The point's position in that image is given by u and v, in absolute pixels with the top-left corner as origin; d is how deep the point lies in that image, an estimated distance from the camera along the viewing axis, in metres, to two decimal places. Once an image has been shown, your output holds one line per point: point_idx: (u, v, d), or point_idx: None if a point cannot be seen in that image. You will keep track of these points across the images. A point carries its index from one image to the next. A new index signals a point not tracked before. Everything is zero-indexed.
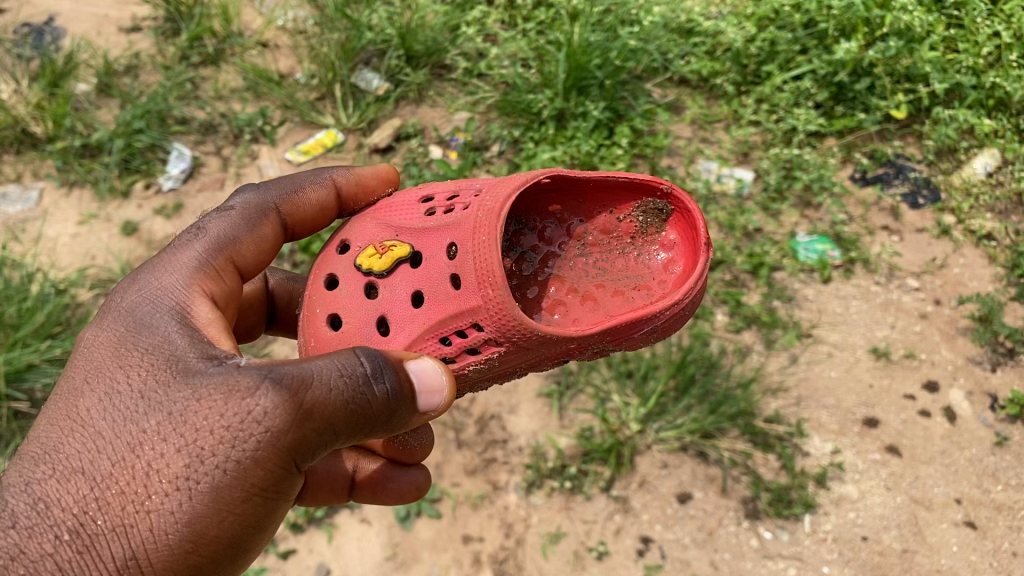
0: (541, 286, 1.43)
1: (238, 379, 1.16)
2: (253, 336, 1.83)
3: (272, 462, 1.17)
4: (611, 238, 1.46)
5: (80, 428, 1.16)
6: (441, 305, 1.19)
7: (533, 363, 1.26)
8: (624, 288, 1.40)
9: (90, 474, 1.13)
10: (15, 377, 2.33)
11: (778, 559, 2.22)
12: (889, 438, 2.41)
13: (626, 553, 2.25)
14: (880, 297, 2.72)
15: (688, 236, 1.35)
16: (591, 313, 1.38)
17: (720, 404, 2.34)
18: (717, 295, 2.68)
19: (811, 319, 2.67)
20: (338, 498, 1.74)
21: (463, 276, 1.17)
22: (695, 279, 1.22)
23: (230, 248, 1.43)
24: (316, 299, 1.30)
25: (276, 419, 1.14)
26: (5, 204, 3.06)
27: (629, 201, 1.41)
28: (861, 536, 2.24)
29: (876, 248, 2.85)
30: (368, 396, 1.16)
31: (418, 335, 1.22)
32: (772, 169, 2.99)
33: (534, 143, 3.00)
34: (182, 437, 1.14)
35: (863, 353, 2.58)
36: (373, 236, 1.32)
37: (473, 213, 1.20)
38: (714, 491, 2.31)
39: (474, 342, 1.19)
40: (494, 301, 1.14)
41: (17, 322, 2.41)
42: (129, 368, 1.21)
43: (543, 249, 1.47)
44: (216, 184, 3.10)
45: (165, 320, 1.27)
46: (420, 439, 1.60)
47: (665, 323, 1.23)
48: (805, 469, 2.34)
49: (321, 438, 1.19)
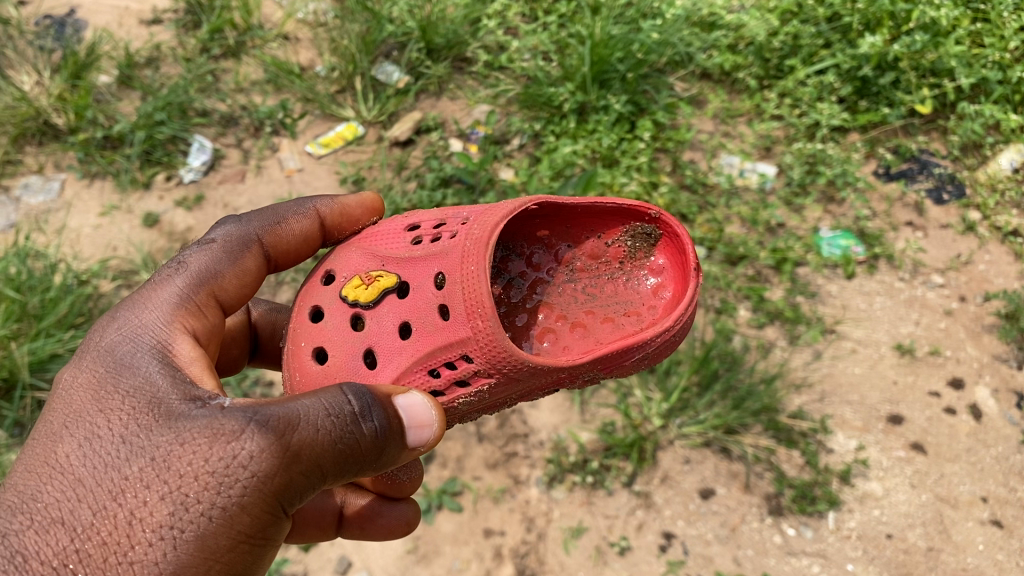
0: (530, 313, 1.40)
1: (223, 422, 1.11)
2: (236, 369, 1.78)
3: (259, 508, 1.11)
4: (600, 263, 1.44)
5: (58, 475, 1.09)
6: (430, 337, 1.18)
7: (523, 392, 1.25)
8: (613, 314, 1.38)
9: (70, 524, 1.05)
10: (38, 367, 2.34)
11: (801, 556, 2.21)
12: (914, 435, 2.38)
13: (649, 549, 2.24)
14: (904, 293, 2.70)
15: (677, 261, 1.34)
16: (581, 341, 1.35)
17: (744, 399, 2.32)
18: (740, 290, 2.66)
19: (835, 315, 2.65)
20: (324, 535, 1.70)
21: (451, 306, 1.16)
22: (687, 304, 1.21)
23: (211, 283, 1.38)
24: (300, 332, 1.27)
25: (264, 463, 1.09)
26: (28, 195, 3.07)
27: (618, 226, 1.40)
28: (886, 534, 2.22)
29: (900, 244, 2.82)
30: (357, 435, 1.12)
31: (407, 368, 1.20)
32: (796, 163, 2.97)
33: (555, 137, 2.98)
34: (166, 484, 1.07)
35: (887, 349, 2.56)
36: (358, 266, 1.30)
37: (460, 242, 1.19)
38: (737, 487, 2.30)
39: (464, 374, 1.18)
40: (484, 332, 1.12)
41: (40, 313, 2.40)
42: (109, 412, 1.15)
43: (532, 274, 1.44)
44: (237, 177, 3.10)
45: (146, 359, 1.22)
46: (409, 474, 1.58)
47: (655, 349, 1.22)
48: (829, 465, 2.31)
49: (308, 481, 1.14)
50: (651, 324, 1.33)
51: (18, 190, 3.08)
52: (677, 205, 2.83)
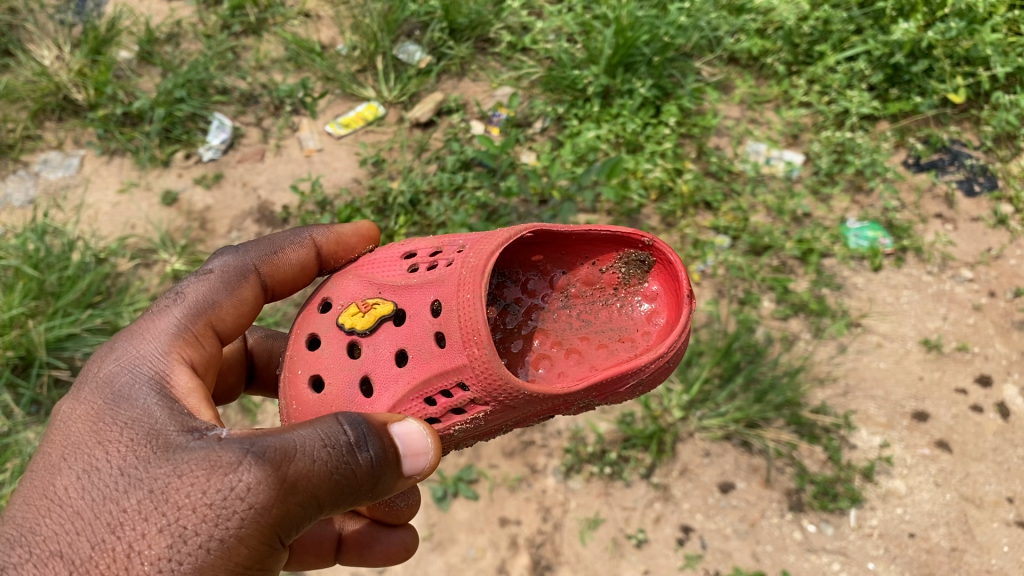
0: (525, 339, 1.37)
1: (220, 454, 1.08)
2: (233, 397, 1.77)
3: (257, 539, 1.08)
4: (594, 289, 1.41)
5: (57, 509, 1.06)
6: (425, 364, 1.14)
7: (519, 419, 1.22)
8: (608, 341, 1.35)
9: (69, 557, 1.02)
10: (55, 345, 2.32)
11: (821, 553, 2.17)
12: (939, 432, 2.34)
13: (666, 542, 2.21)
14: (933, 287, 2.65)
15: (671, 288, 1.31)
16: (576, 367, 1.32)
17: (766, 393, 2.29)
18: (764, 281, 2.61)
19: (861, 308, 2.59)
20: (323, 561, 1.69)
21: (447, 334, 1.12)
22: (681, 329, 1.18)
23: (208, 313, 1.36)
24: (297, 360, 1.24)
25: (261, 494, 1.06)
26: (47, 170, 3.06)
27: (611, 252, 1.37)
28: (908, 533, 2.18)
29: (929, 237, 2.76)
30: (353, 464, 1.09)
31: (403, 396, 1.16)
32: (824, 152, 2.91)
33: (578, 121, 2.93)
34: (164, 516, 1.04)
35: (913, 344, 2.51)
36: (355, 294, 1.27)
37: (457, 270, 1.15)
38: (757, 482, 2.27)
39: (460, 402, 1.15)
40: (480, 360, 1.09)
41: (58, 291, 2.37)
42: (108, 444, 1.12)
43: (527, 301, 1.41)
44: (256, 156, 3.06)
45: (145, 390, 1.20)
46: (408, 499, 1.53)
47: (650, 375, 1.18)
48: (851, 462, 2.27)
49: (305, 511, 1.11)
50: (646, 350, 1.29)
51: (38, 165, 3.06)
52: (702, 193, 2.78)
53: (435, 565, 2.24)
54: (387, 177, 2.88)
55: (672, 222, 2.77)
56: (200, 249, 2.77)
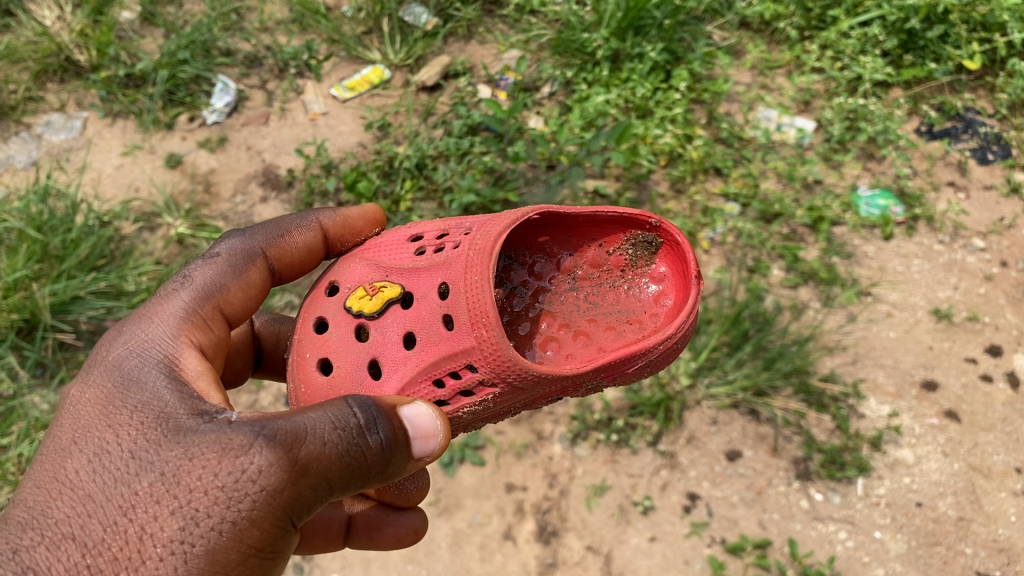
0: (533, 322, 1.35)
1: (231, 437, 1.05)
2: (240, 381, 1.73)
3: (269, 522, 1.05)
4: (601, 272, 1.38)
5: (67, 492, 1.04)
6: (434, 346, 1.13)
7: (527, 402, 1.20)
8: (615, 322, 1.32)
9: (81, 540, 0.99)
10: (60, 309, 2.31)
11: (828, 521, 2.16)
12: (948, 402, 2.32)
13: (672, 509, 2.21)
14: (944, 257, 2.62)
15: (678, 270, 1.29)
16: (583, 349, 1.30)
17: (775, 360, 2.26)
18: (774, 250, 2.59)
19: (871, 277, 2.57)
20: (332, 545, 1.65)
21: (455, 316, 1.11)
22: (689, 311, 1.16)
23: (217, 297, 1.34)
24: (305, 343, 1.22)
25: (273, 476, 1.03)
26: (49, 132, 3.02)
27: (618, 234, 1.34)
28: (916, 503, 2.17)
29: (942, 205, 2.73)
30: (363, 447, 1.07)
31: (412, 378, 1.15)
32: (836, 119, 2.87)
33: (587, 85, 2.89)
34: (176, 498, 1.01)
35: (924, 314, 2.49)
36: (363, 277, 1.25)
37: (464, 253, 1.14)
38: (764, 450, 2.26)
39: (468, 384, 1.13)
40: (488, 342, 1.08)
41: (61, 254, 2.36)
42: (118, 429, 1.10)
43: (533, 284, 1.39)
44: (260, 119, 3.02)
45: (154, 374, 1.17)
46: (413, 482, 1.51)
47: (657, 357, 1.17)
48: (859, 431, 2.26)
49: (317, 494, 1.08)
50: (653, 332, 1.27)
51: (40, 128, 3.03)
52: (712, 159, 2.75)
53: (440, 531, 2.24)
54: (392, 142, 2.84)
55: (681, 189, 2.74)
56: (204, 213, 2.75)
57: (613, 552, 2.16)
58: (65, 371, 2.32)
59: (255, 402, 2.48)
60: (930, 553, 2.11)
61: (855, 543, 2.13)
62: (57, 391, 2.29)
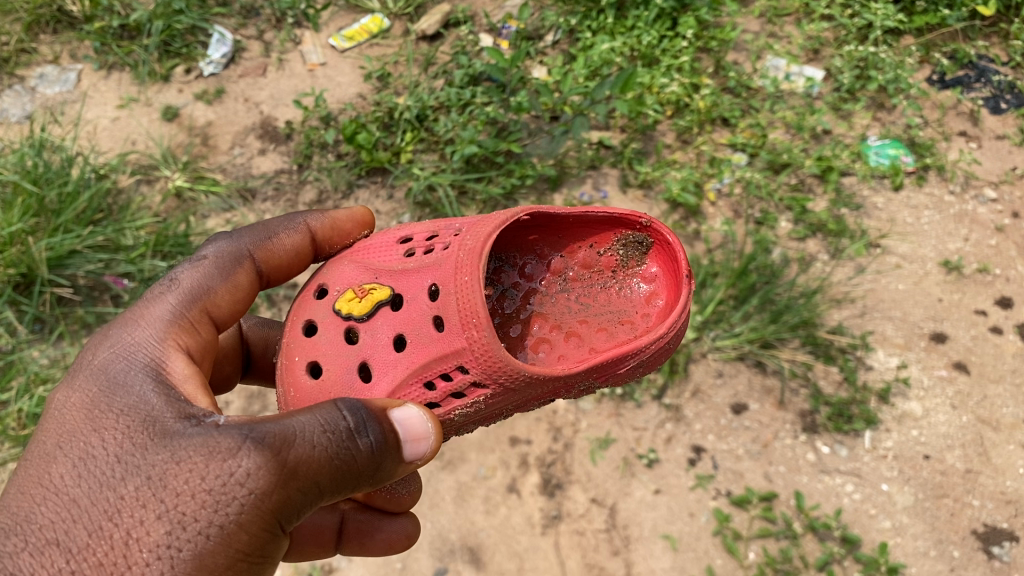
0: (524, 323, 1.30)
1: (218, 440, 1.02)
2: (229, 387, 1.67)
3: (257, 526, 1.02)
4: (592, 272, 1.33)
5: (53, 497, 1.00)
6: (424, 349, 1.08)
7: (519, 404, 1.15)
8: (607, 323, 1.28)
9: (66, 545, 0.96)
10: (58, 264, 2.27)
11: (835, 474, 2.14)
12: (957, 354, 2.29)
13: (677, 462, 2.18)
14: (954, 208, 2.57)
15: (669, 270, 1.23)
16: (575, 351, 1.26)
17: (782, 313, 2.24)
18: (782, 201, 2.55)
19: (880, 229, 2.53)
20: (322, 552, 1.60)
21: (445, 317, 1.06)
22: (680, 310, 1.12)
23: (203, 302, 1.28)
24: (294, 346, 1.17)
25: (261, 479, 1.00)
26: (43, 85, 2.97)
27: (608, 235, 1.28)
28: (923, 455, 2.15)
29: (953, 155, 2.67)
30: (353, 450, 1.03)
31: (403, 380, 1.10)
32: (846, 67, 2.80)
33: (592, 33, 2.82)
34: (162, 503, 0.98)
35: (933, 266, 2.45)
36: (352, 280, 1.20)
37: (453, 253, 1.09)
38: (770, 403, 2.23)
39: (459, 386, 1.08)
40: (479, 343, 1.03)
41: (57, 208, 2.27)
42: (103, 431, 1.06)
43: (524, 286, 1.33)
44: (258, 71, 2.96)
45: (140, 375, 1.13)
46: (408, 486, 1.47)
47: (650, 357, 1.12)
48: (867, 383, 2.24)
49: (305, 498, 1.05)
50: (645, 332, 1.22)
51: (34, 80, 2.97)
52: (719, 108, 2.70)
53: (445, 484, 2.20)
54: (393, 92, 2.78)
55: (688, 139, 2.69)
56: (202, 166, 2.70)
57: (617, 505, 2.13)
58: (65, 326, 2.30)
59: None
60: (937, 505, 2.08)
61: (862, 496, 2.10)
62: (59, 346, 2.29)
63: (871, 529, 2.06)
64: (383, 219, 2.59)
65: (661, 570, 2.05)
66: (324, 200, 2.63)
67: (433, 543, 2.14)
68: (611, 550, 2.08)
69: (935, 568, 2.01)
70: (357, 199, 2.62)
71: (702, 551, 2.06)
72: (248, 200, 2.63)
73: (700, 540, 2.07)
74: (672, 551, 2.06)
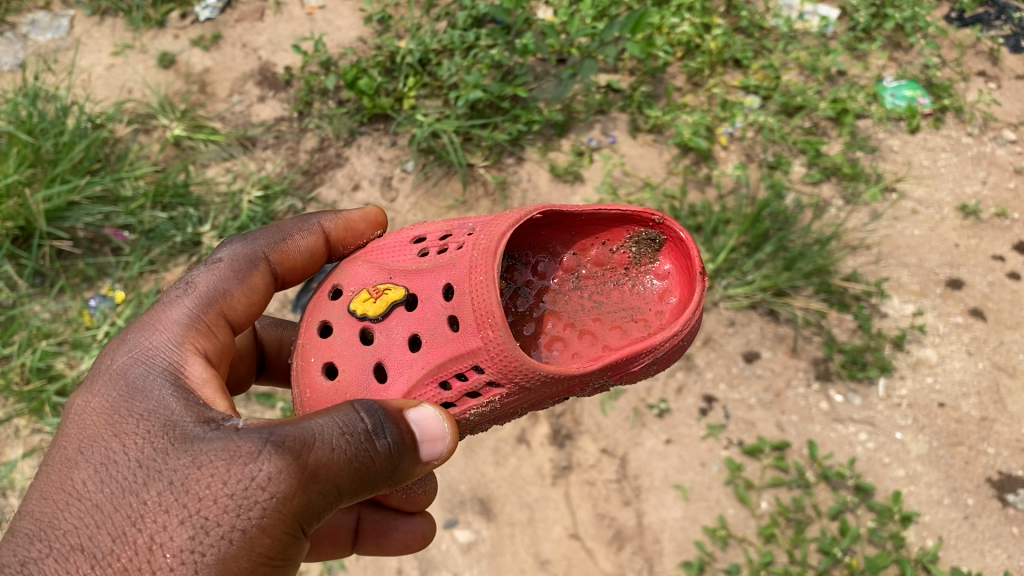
0: (538, 322, 1.24)
1: (239, 443, 0.96)
2: (242, 388, 1.60)
3: (281, 530, 0.95)
4: (605, 270, 1.26)
5: (74, 502, 0.94)
6: (440, 348, 1.03)
7: (535, 403, 1.10)
8: (621, 321, 1.21)
9: (89, 552, 0.90)
10: (56, 216, 2.22)
11: (848, 423, 2.10)
12: (974, 300, 2.25)
13: (688, 412, 2.13)
14: (972, 150, 2.51)
15: (683, 266, 1.17)
16: (589, 348, 1.19)
17: (796, 261, 2.19)
18: (796, 144, 2.48)
19: (896, 172, 2.47)
20: (340, 552, 1.57)
21: (460, 316, 1.01)
22: (694, 307, 1.06)
23: (220, 305, 1.21)
24: (308, 347, 1.12)
25: (283, 484, 0.94)
26: (35, 32, 2.89)
27: (621, 232, 1.22)
28: (938, 403, 2.12)
29: (971, 96, 2.61)
30: (371, 453, 0.97)
31: (418, 381, 1.05)
32: (862, 6, 2.73)
33: None
34: (185, 508, 0.92)
35: (950, 211, 2.40)
36: (366, 280, 1.14)
37: (467, 253, 1.04)
38: (783, 351, 2.20)
39: (475, 385, 1.03)
40: (495, 343, 0.99)
41: (55, 158, 2.22)
42: (122, 435, 1.00)
43: (538, 284, 1.27)
44: (255, 15, 2.88)
45: (156, 377, 1.07)
46: (424, 486, 1.43)
47: (665, 354, 1.07)
48: (881, 331, 2.20)
49: (327, 502, 0.98)
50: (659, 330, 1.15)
51: (25, 27, 2.89)
52: (731, 49, 2.63)
53: None
54: (394, 36, 2.70)
55: (699, 82, 2.62)
56: (200, 114, 2.62)
57: (628, 455, 2.09)
58: (65, 279, 2.25)
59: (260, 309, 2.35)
60: (951, 454, 2.05)
61: (876, 444, 2.07)
62: (59, 299, 2.24)
63: (884, 477, 2.03)
64: (387, 166, 2.52)
65: (672, 519, 2.01)
66: (326, 148, 2.56)
67: (443, 495, 2.08)
68: (622, 500, 2.03)
69: (950, 516, 1.97)
70: (360, 146, 2.56)
71: (713, 501, 2.02)
72: (249, 149, 2.57)
73: (711, 490, 2.03)
74: (684, 501, 2.02)
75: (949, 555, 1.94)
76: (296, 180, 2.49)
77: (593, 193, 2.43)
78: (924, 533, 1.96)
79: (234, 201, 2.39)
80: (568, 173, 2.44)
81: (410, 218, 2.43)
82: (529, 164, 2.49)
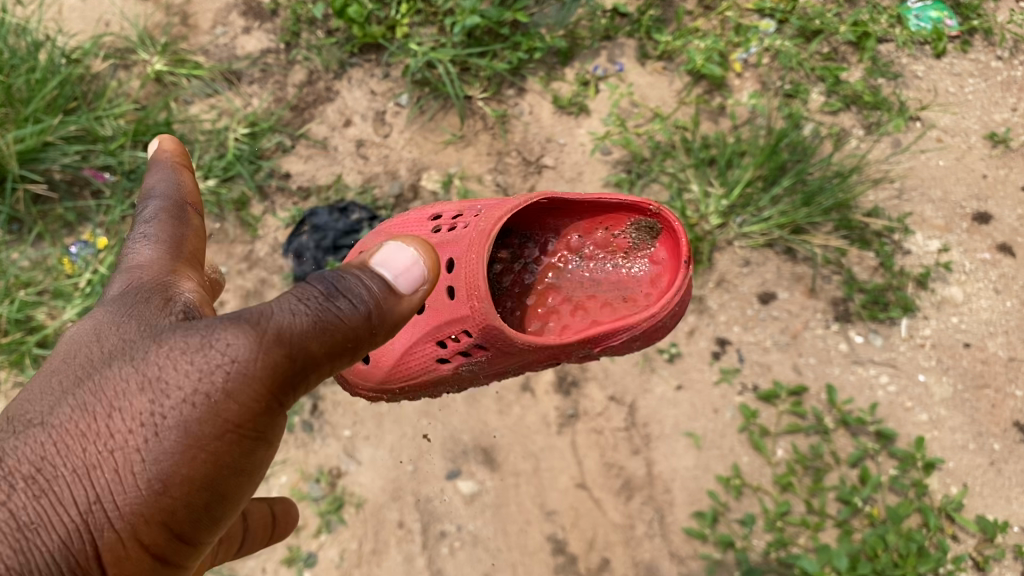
0: (537, 295, 1.45)
1: (197, 324, 0.92)
2: None
3: (248, 394, 0.90)
4: (606, 253, 1.44)
5: (38, 377, 0.91)
6: (439, 311, 1.33)
7: (524, 364, 1.36)
8: (613, 300, 1.41)
9: (47, 421, 0.86)
10: (31, 158, 2.10)
11: (869, 365, 2.00)
12: (1002, 236, 2.13)
13: (700, 356, 2.03)
14: (1001, 75, 2.37)
15: (674, 255, 1.36)
16: (579, 322, 1.41)
17: (815, 194, 2.06)
18: (814, 71, 2.33)
19: (921, 99, 2.32)
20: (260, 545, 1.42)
21: (457, 289, 1.28)
22: (674, 291, 1.29)
23: (186, 256, 1.09)
24: None
25: (242, 343, 0.89)
26: None
27: (625, 218, 1.40)
28: (963, 344, 2.01)
29: (1002, 15, 2.44)
30: (334, 315, 0.94)
31: (422, 337, 1.37)
32: None
33: None
34: (139, 377, 0.88)
35: (978, 140, 2.26)
36: None
37: (469, 234, 1.30)
38: (801, 291, 2.08)
39: (466, 347, 1.32)
40: (480, 314, 1.24)
41: (27, 97, 2.09)
42: (80, 335, 0.95)
43: (544, 261, 1.46)
44: None
45: (121, 287, 1.02)
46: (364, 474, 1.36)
47: (643, 331, 1.31)
48: (904, 268, 2.08)
49: (295, 370, 0.93)
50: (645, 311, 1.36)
51: None
52: None
53: None
54: None
55: (710, 5, 2.47)
56: (182, 47, 2.46)
57: (637, 403, 1.98)
58: (42, 226, 2.14)
59: (250, 254, 2.19)
60: (977, 397, 1.96)
61: (897, 388, 1.97)
62: (35, 245, 2.12)
63: (906, 423, 1.93)
64: (380, 100, 2.38)
65: (683, 469, 1.91)
66: (314, 82, 2.42)
67: (444, 446, 1.96)
68: (631, 449, 1.93)
69: (974, 462, 1.89)
70: (350, 79, 2.41)
71: (726, 449, 1.93)
72: (234, 84, 2.42)
73: (725, 438, 1.94)
74: (696, 449, 1.93)
75: (974, 502, 1.86)
76: (285, 118, 2.36)
77: (600, 125, 2.33)
78: (948, 480, 1.88)
79: (219, 139, 2.28)
80: (573, 104, 2.35)
81: (406, 155, 2.31)
82: (531, 96, 2.39)
